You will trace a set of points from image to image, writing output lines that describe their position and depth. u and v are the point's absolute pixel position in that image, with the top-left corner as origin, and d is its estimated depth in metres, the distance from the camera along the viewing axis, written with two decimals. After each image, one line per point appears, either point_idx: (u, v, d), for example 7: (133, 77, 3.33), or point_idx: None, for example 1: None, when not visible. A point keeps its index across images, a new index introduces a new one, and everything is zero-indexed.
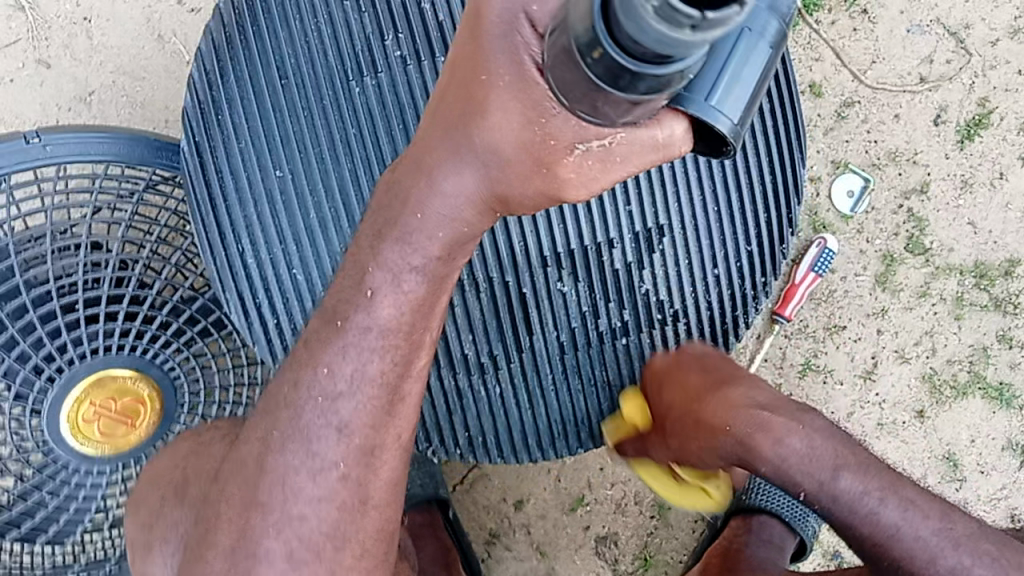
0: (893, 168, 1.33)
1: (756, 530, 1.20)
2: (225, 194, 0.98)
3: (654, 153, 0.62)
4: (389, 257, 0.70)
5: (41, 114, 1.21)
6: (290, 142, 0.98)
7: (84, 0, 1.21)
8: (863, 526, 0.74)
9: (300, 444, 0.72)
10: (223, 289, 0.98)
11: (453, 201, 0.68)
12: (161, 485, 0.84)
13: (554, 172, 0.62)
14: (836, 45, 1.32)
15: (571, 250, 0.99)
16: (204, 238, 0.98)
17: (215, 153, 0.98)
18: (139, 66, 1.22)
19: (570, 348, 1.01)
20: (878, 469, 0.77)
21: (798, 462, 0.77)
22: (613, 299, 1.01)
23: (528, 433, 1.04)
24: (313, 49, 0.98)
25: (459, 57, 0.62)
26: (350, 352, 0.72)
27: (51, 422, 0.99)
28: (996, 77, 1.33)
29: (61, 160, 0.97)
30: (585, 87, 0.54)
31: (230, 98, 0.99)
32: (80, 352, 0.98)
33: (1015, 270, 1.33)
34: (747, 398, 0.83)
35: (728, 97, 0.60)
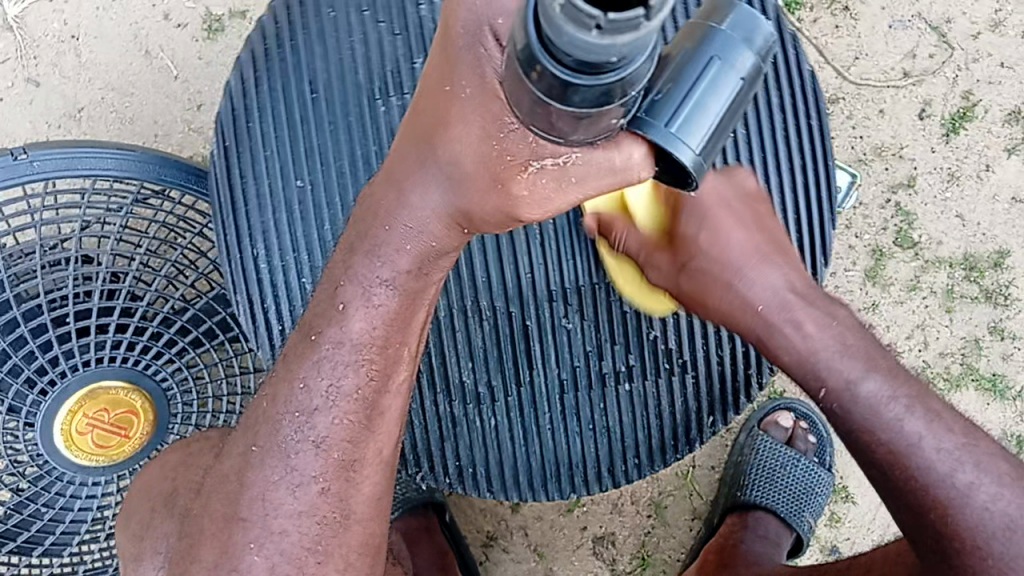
0: (879, 162, 1.33)
1: (752, 526, 1.21)
2: (246, 199, 0.99)
3: (612, 176, 0.62)
4: (361, 270, 0.72)
5: (31, 132, 1.23)
6: (314, 154, 0.98)
7: (71, 19, 1.23)
8: (882, 430, 0.78)
9: (279, 459, 0.74)
10: (235, 291, 0.99)
11: (420, 214, 0.68)
12: (152, 496, 0.85)
13: (509, 189, 0.62)
14: (818, 42, 1.33)
15: (581, 286, 0.98)
16: (223, 240, 0.98)
17: (241, 158, 0.99)
18: (127, 82, 1.24)
19: (569, 388, 1.01)
20: (908, 378, 0.81)
21: (827, 355, 0.81)
22: (619, 342, 1.00)
23: (521, 471, 1.03)
24: (344, 66, 0.99)
25: (430, 76, 0.62)
26: (326, 367, 0.74)
27: (45, 436, 1.00)
28: (979, 70, 1.34)
29: (49, 175, 0.99)
30: (533, 101, 0.53)
31: (263, 106, 1.00)
32: (72, 364, 1.00)
33: (1005, 262, 1.34)
34: (772, 283, 0.85)
35: (689, 130, 0.63)
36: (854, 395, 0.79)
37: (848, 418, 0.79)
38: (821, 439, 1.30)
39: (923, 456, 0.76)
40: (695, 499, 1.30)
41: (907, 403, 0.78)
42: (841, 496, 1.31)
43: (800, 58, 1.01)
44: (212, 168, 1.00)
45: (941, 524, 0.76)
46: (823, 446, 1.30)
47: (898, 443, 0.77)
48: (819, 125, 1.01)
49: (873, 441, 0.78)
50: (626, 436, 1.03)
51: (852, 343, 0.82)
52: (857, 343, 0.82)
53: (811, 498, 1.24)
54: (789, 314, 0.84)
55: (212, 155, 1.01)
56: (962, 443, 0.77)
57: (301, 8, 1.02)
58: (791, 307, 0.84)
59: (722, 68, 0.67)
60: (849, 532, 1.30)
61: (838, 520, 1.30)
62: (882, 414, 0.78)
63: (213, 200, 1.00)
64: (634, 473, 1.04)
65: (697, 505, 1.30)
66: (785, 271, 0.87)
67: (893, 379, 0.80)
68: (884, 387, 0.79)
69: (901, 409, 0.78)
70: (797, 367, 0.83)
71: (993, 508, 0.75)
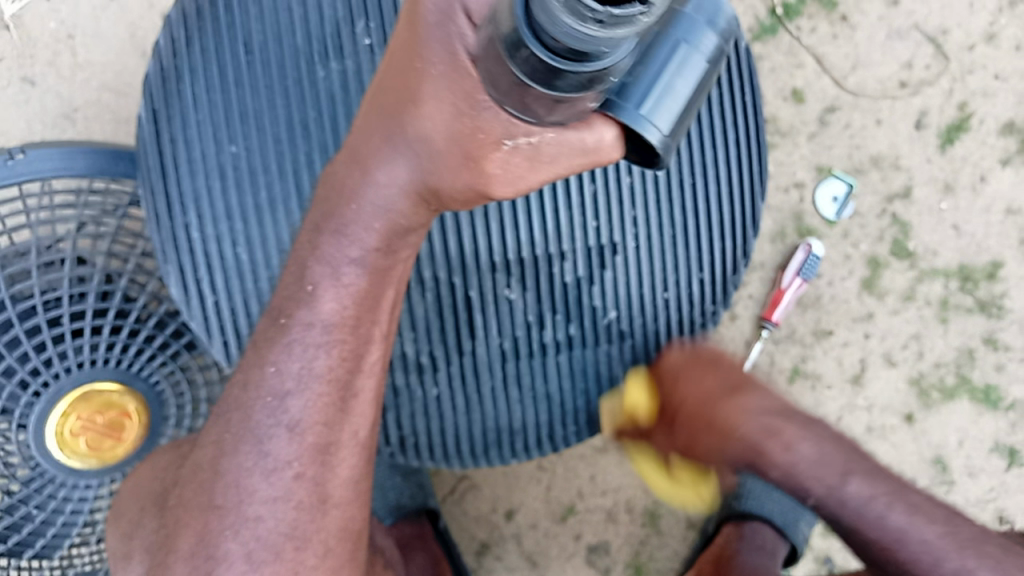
0: (876, 172, 1.34)
1: (748, 536, 1.20)
2: (176, 162, 0.96)
3: (583, 156, 0.63)
4: (327, 250, 0.72)
5: (26, 131, 1.21)
6: (248, 118, 0.96)
7: (68, 18, 1.21)
8: (871, 526, 0.82)
9: (252, 445, 0.72)
10: (163, 259, 0.95)
11: (386, 192, 0.68)
12: (143, 497, 0.83)
13: (481, 166, 0.63)
14: (817, 52, 1.33)
15: (523, 258, 0.97)
16: (151, 207, 0.95)
17: (171, 121, 0.96)
18: (123, 82, 1.22)
19: (511, 356, 0.99)
20: (884, 479, 0.86)
21: (810, 469, 0.87)
22: (561, 311, 0.99)
23: (465, 441, 1.01)
24: (281, 29, 0.97)
25: (397, 49, 0.63)
26: (295, 348, 0.73)
27: (37, 437, 0.97)
28: (974, 82, 1.35)
29: (45, 174, 0.98)
30: (513, 82, 0.54)
31: (192, 68, 0.96)
32: (66, 365, 0.97)
33: (998, 273, 1.34)
34: (757, 406, 0.94)
35: (659, 107, 0.61)
36: (840, 499, 0.85)
37: (839, 520, 0.85)
38: None
39: (909, 547, 0.80)
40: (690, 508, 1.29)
41: (886, 501, 0.83)
42: None
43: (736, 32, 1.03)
44: (138, 132, 0.96)
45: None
46: None
47: (885, 538, 0.81)
48: (755, 103, 1.04)
49: (865, 538, 0.83)
50: (567, 403, 1.02)
51: (829, 450, 0.89)
52: (834, 450, 0.89)
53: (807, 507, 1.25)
54: (778, 436, 0.91)
55: (139, 118, 0.96)
56: (943, 531, 0.81)
57: None
58: (778, 427, 0.92)
59: (688, 47, 0.63)
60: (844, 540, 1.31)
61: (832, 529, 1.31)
62: (866, 515, 0.83)
63: (139, 166, 0.96)
64: (575, 438, 1.03)
65: (692, 514, 1.29)
66: (758, 400, 0.96)
67: (871, 479, 0.86)
68: (864, 488, 0.85)
69: (882, 506, 0.83)
70: (784, 480, 0.89)
71: None
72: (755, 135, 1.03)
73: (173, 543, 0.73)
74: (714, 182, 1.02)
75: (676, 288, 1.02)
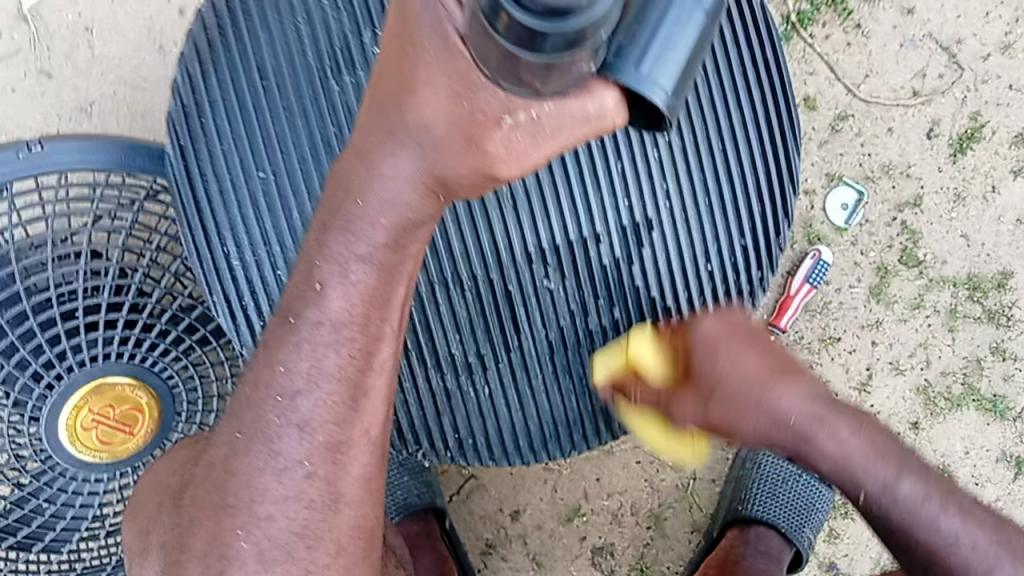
0: (887, 181, 1.34)
1: (753, 542, 1.20)
2: (209, 197, 0.97)
3: (585, 125, 0.65)
4: (335, 248, 0.72)
5: (42, 124, 1.23)
6: (272, 142, 0.96)
7: (87, 11, 1.22)
8: (920, 532, 0.71)
9: (262, 445, 0.73)
10: (209, 290, 0.97)
11: (393, 186, 0.69)
12: (158, 492, 0.83)
13: (484, 148, 0.64)
14: (830, 59, 1.34)
15: (557, 245, 0.97)
16: (189, 238, 0.97)
17: (198, 156, 0.98)
18: (140, 77, 1.23)
19: (558, 347, 1.00)
20: (936, 474, 0.74)
21: (863, 458, 0.73)
22: (604, 296, 0.99)
23: (521, 435, 1.03)
24: (292, 47, 0.97)
25: (388, 45, 0.64)
26: (304, 349, 0.73)
27: (50, 429, 0.99)
28: (988, 92, 1.35)
29: (63, 168, 0.98)
30: (502, 54, 0.55)
31: (213, 102, 0.98)
32: (80, 358, 0.98)
33: (1008, 283, 1.34)
34: (803, 398, 0.75)
35: (660, 66, 0.63)
36: (892, 498, 0.72)
37: (885, 520, 0.72)
38: None
39: (960, 554, 0.69)
40: (695, 512, 1.30)
41: (941, 502, 0.71)
42: (841, 512, 1.31)
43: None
44: (168, 168, 0.98)
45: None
46: None
47: (933, 541, 0.70)
48: (778, 59, 1.00)
49: (915, 542, 0.71)
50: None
51: (883, 440, 0.74)
52: (887, 440, 0.75)
53: (812, 513, 1.24)
54: (825, 427, 0.74)
55: (167, 158, 0.98)
56: (995, 539, 0.70)
57: None
58: (826, 418, 0.74)
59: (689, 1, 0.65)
60: (847, 548, 1.31)
61: (837, 535, 1.31)
62: (919, 517, 0.71)
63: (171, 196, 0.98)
64: (633, 427, 1.03)
65: (697, 517, 1.30)
66: (803, 386, 0.76)
67: (923, 475, 0.73)
68: (919, 487, 0.72)
69: (937, 508, 0.71)
70: (833, 475, 0.74)
71: None
72: (785, 95, 1.00)
73: (196, 525, 0.74)
74: (748, 149, 1.00)
75: (720, 261, 1.01)
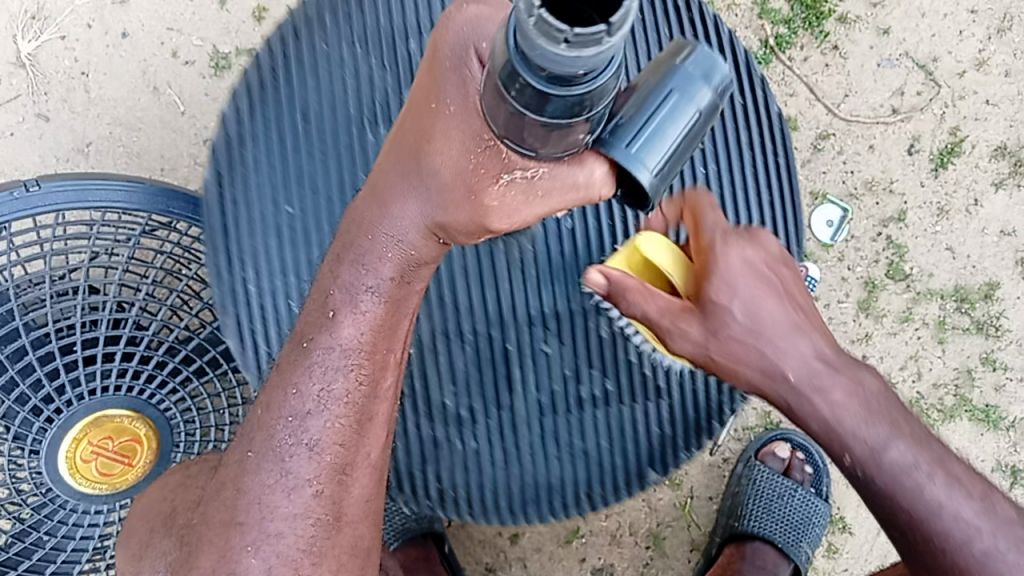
0: (870, 197, 1.36)
1: (750, 557, 1.22)
2: (237, 221, 0.99)
3: (575, 192, 0.67)
4: (348, 279, 0.74)
5: (40, 165, 1.25)
6: (305, 181, 0.99)
7: (82, 56, 1.26)
8: (905, 500, 0.70)
9: (274, 462, 0.74)
10: (222, 310, 0.98)
11: (400, 224, 0.71)
12: (152, 516, 0.84)
13: (481, 199, 0.66)
14: (809, 80, 1.36)
15: (559, 311, 0.99)
16: (212, 261, 0.99)
17: (234, 184, 1.00)
18: (135, 117, 1.26)
19: (548, 412, 0.99)
20: (930, 441, 0.73)
21: (855, 423, 0.71)
22: (597, 366, 0.99)
23: (500, 494, 1.01)
24: (335, 96, 1.00)
25: (419, 87, 0.67)
26: (316, 371, 0.75)
27: (50, 463, 1.01)
28: (965, 107, 1.38)
29: (59, 208, 1.00)
30: (509, 112, 0.57)
31: (255, 134, 1.00)
32: (79, 392, 1.00)
33: (995, 294, 1.36)
34: (806, 348, 0.74)
35: (649, 151, 0.67)
36: (879, 462, 0.71)
37: (868, 484, 0.72)
38: (817, 470, 1.30)
39: (943, 524, 0.70)
40: (693, 530, 1.31)
41: (930, 471, 0.70)
42: (838, 526, 1.32)
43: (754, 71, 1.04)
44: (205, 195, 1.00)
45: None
46: (819, 477, 1.30)
47: (917, 509, 0.70)
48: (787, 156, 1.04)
49: (897, 506, 0.71)
50: (606, 461, 1.01)
51: (877, 403, 0.73)
52: (882, 403, 0.73)
53: (808, 528, 1.25)
54: (818, 383, 0.73)
55: (205, 181, 1.00)
56: (981, 508, 0.70)
57: (295, 40, 1.01)
58: (820, 375, 0.73)
59: (683, 98, 0.70)
60: (846, 562, 1.32)
61: (836, 551, 1.32)
62: (902, 482, 0.70)
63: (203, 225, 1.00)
64: (611, 501, 1.02)
65: (695, 537, 1.31)
66: (812, 336, 0.75)
67: (917, 443, 0.72)
68: (907, 453, 0.71)
69: (925, 477, 0.70)
70: (822, 433, 0.73)
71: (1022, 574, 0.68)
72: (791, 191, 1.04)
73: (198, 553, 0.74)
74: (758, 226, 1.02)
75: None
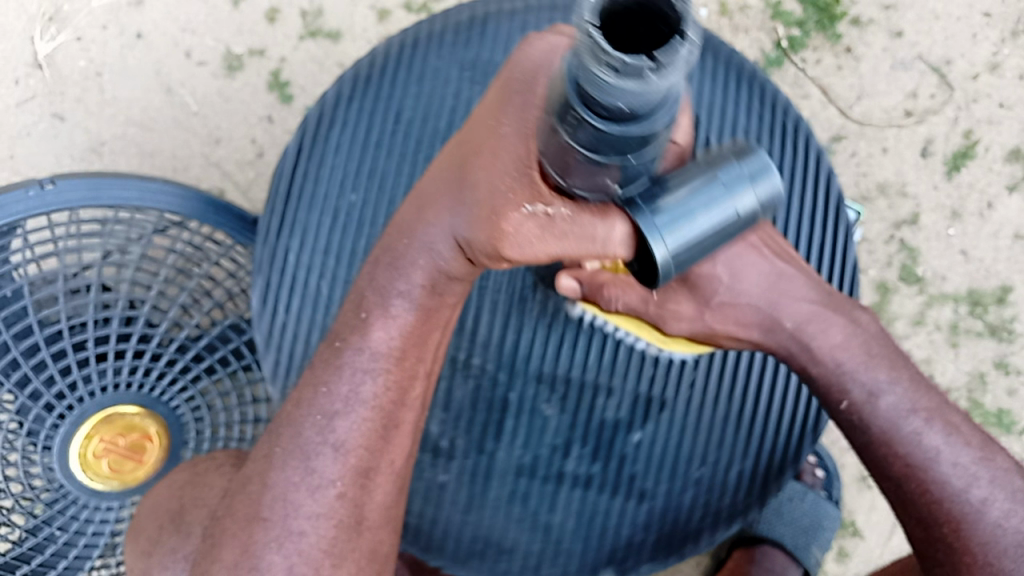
0: (883, 200, 1.35)
1: (758, 560, 1.21)
2: (299, 193, 1.01)
3: (591, 246, 0.64)
4: (384, 281, 0.75)
5: (56, 165, 1.26)
6: (376, 175, 1.00)
7: (98, 57, 1.27)
8: (904, 445, 0.80)
9: (300, 461, 0.73)
10: (257, 271, 1.00)
11: (434, 234, 0.71)
12: (159, 513, 0.85)
13: (500, 223, 0.64)
14: (822, 83, 1.36)
15: (570, 378, 0.98)
16: (265, 223, 1.00)
17: (309, 160, 1.01)
18: (150, 118, 1.27)
19: (524, 474, 0.98)
20: (929, 390, 0.83)
21: (856, 366, 0.81)
22: (589, 446, 0.98)
23: (450, 537, 0.98)
24: (430, 110, 1.01)
25: (484, 106, 0.68)
26: (347, 371, 0.75)
27: (62, 459, 1.02)
28: (979, 110, 1.37)
29: (74, 205, 1.00)
30: (556, 141, 0.52)
31: (345, 122, 1.02)
32: (91, 389, 1.01)
33: (1008, 297, 1.35)
34: (801, 298, 0.82)
35: (674, 229, 0.64)
36: (876, 406, 0.81)
37: (867, 429, 0.81)
38: (829, 475, 1.29)
39: (940, 470, 0.79)
40: None
41: (926, 417, 0.81)
42: (850, 531, 1.32)
43: (820, 158, 1.05)
44: (283, 157, 1.02)
45: (954, 538, 0.78)
46: (830, 482, 1.29)
47: (916, 457, 0.80)
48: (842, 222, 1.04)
49: (893, 451, 0.81)
50: (565, 543, 0.99)
51: (877, 350, 0.82)
52: (881, 349, 0.82)
53: (819, 533, 1.24)
54: (818, 326, 0.82)
55: (286, 149, 1.02)
56: (979, 457, 0.80)
57: (413, 49, 1.03)
58: (822, 317, 0.82)
59: (726, 188, 0.66)
60: (856, 567, 1.32)
61: (846, 555, 1.32)
62: (901, 428, 0.80)
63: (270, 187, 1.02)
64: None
65: None
66: (810, 285, 0.83)
67: (915, 389, 0.81)
68: (904, 399, 0.81)
69: (921, 423, 0.80)
70: (823, 378, 0.83)
71: (1006, 524, 0.78)
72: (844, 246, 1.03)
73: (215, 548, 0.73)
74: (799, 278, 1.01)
75: (712, 467, 1.00)
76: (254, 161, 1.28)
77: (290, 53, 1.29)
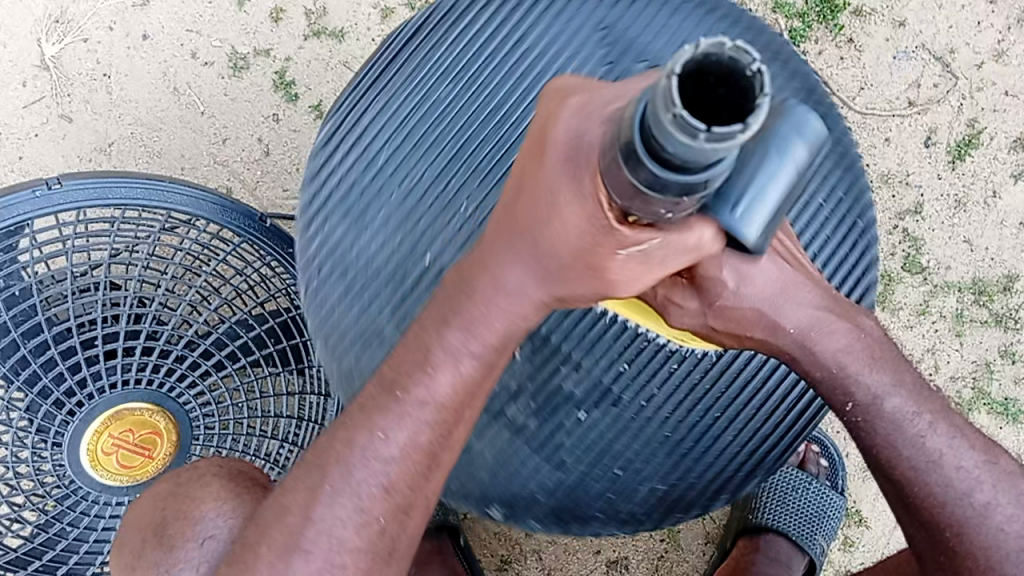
0: (886, 190, 1.35)
1: (763, 549, 1.21)
2: (397, 65, 0.97)
3: (686, 254, 0.62)
4: (450, 342, 0.70)
5: (63, 165, 1.29)
6: (472, 80, 0.95)
7: (104, 58, 1.30)
8: (908, 449, 0.81)
9: (349, 498, 0.72)
10: (332, 118, 0.98)
11: (514, 300, 0.68)
12: (142, 525, 0.85)
13: (603, 273, 0.62)
14: (824, 74, 1.36)
15: (551, 341, 0.92)
16: (360, 77, 0.98)
17: (419, 38, 0.97)
18: (156, 118, 1.30)
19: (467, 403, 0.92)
20: (933, 395, 0.84)
21: (860, 370, 0.80)
22: (537, 401, 0.93)
23: None
24: (548, 44, 0.94)
25: (529, 175, 0.64)
26: (405, 420, 0.72)
27: (72, 453, 1.04)
28: (984, 99, 1.37)
29: (80, 205, 1.03)
30: (617, 165, 0.51)
31: (465, 19, 0.96)
32: (100, 385, 1.04)
33: (1013, 286, 1.35)
34: (806, 304, 0.78)
35: (752, 216, 0.60)
36: (881, 408, 0.81)
37: (872, 430, 0.81)
38: (832, 463, 1.30)
39: (944, 473, 0.80)
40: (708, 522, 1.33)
41: (930, 419, 0.81)
42: (855, 519, 1.34)
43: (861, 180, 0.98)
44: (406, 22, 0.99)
45: (955, 542, 0.80)
46: (835, 470, 1.30)
47: (919, 459, 0.80)
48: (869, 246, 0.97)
49: (895, 454, 0.81)
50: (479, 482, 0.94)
51: (880, 352, 0.81)
52: (885, 352, 0.82)
53: (824, 521, 1.25)
54: (824, 333, 0.79)
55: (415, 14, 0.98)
56: (982, 461, 0.82)
57: None
58: (824, 322, 0.79)
59: (787, 163, 0.60)
60: (862, 556, 1.34)
61: (852, 544, 1.34)
62: (906, 430, 0.81)
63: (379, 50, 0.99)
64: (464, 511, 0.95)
65: (710, 529, 1.32)
66: (816, 298, 0.79)
67: (916, 395, 0.82)
68: (908, 403, 0.81)
69: (925, 425, 0.81)
70: (827, 381, 0.81)
71: (1009, 529, 0.80)
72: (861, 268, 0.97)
73: (239, 560, 0.73)
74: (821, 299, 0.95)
75: (637, 471, 0.96)
76: (259, 159, 1.30)
77: (295, 52, 1.31)
